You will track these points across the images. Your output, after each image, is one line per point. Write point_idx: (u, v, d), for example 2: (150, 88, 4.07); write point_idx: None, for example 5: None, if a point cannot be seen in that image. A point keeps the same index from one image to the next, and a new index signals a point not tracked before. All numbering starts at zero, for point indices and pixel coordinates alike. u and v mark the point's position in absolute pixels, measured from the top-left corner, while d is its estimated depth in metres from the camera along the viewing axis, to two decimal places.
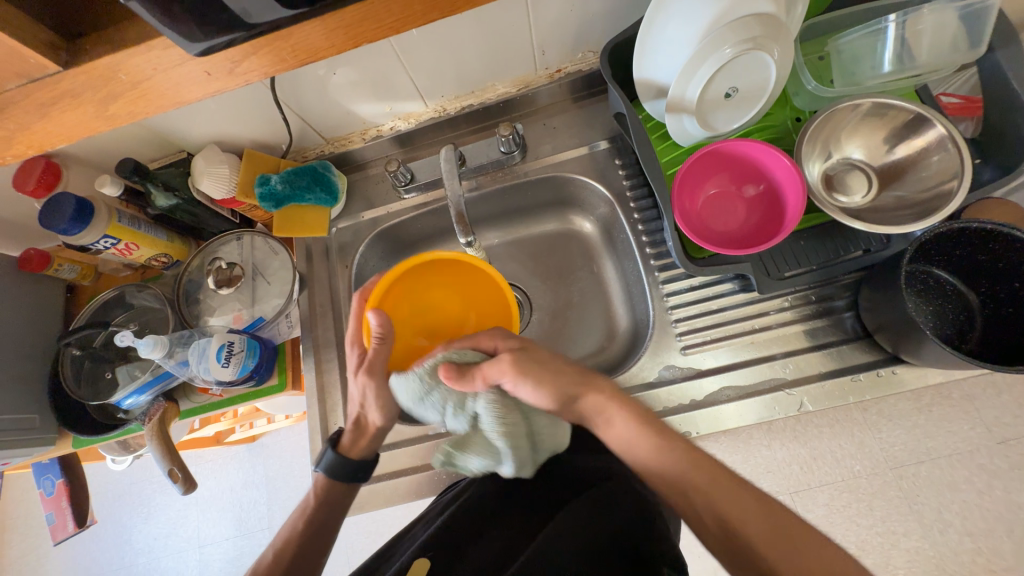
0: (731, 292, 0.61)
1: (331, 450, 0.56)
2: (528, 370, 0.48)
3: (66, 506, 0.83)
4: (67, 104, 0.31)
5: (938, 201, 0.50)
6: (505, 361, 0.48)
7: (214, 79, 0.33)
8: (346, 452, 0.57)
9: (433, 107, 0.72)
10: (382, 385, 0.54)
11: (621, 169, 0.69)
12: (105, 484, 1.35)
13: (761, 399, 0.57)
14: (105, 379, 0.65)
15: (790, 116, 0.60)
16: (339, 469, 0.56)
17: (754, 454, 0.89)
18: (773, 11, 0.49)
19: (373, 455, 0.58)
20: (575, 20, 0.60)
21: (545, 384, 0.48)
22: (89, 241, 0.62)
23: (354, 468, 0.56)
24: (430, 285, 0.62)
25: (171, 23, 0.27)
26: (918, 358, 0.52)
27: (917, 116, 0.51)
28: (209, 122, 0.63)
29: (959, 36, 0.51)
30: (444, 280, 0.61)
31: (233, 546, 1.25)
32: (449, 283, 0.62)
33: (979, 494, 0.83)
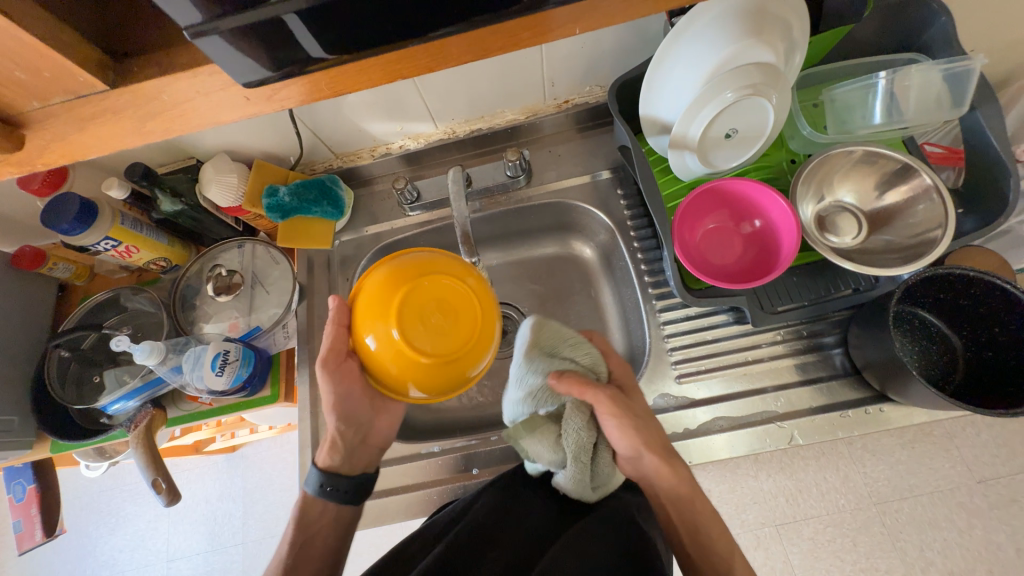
0: (725, 323, 0.63)
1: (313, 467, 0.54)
2: (626, 409, 0.52)
3: (35, 513, 0.80)
4: (107, 120, 0.32)
5: (924, 247, 0.53)
6: (607, 394, 0.52)
7: (251, 103, 0.34)
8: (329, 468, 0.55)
9: (442, 128, 0.74)
10: (342, 383, 0.53)
11: (622, 199, 0.71)
12: (73, 490, 1.30)
13: (753, 430, 0.58)
14: (92, 382, 0.64)
15: (786, 157, 0.63)
16: (322, 487, 0.54)
17: (740, 484, 0.89)
18: (773, 61, 0.52)
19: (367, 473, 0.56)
20: (585, 58, 0.63)
21: (629, 435, 0.52)
22: (89, 242, 0.61)
23: (332, 484, 0.54)
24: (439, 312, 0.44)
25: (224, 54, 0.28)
26: (905, 397, 0.53)
27: (905, 165, 0.55)
28: (222, 132, 0.64)
29: (944, 91, 0.54)
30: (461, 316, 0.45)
31: (204, 561, 1.20)
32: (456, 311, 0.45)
33: (959, 532, 0.84)
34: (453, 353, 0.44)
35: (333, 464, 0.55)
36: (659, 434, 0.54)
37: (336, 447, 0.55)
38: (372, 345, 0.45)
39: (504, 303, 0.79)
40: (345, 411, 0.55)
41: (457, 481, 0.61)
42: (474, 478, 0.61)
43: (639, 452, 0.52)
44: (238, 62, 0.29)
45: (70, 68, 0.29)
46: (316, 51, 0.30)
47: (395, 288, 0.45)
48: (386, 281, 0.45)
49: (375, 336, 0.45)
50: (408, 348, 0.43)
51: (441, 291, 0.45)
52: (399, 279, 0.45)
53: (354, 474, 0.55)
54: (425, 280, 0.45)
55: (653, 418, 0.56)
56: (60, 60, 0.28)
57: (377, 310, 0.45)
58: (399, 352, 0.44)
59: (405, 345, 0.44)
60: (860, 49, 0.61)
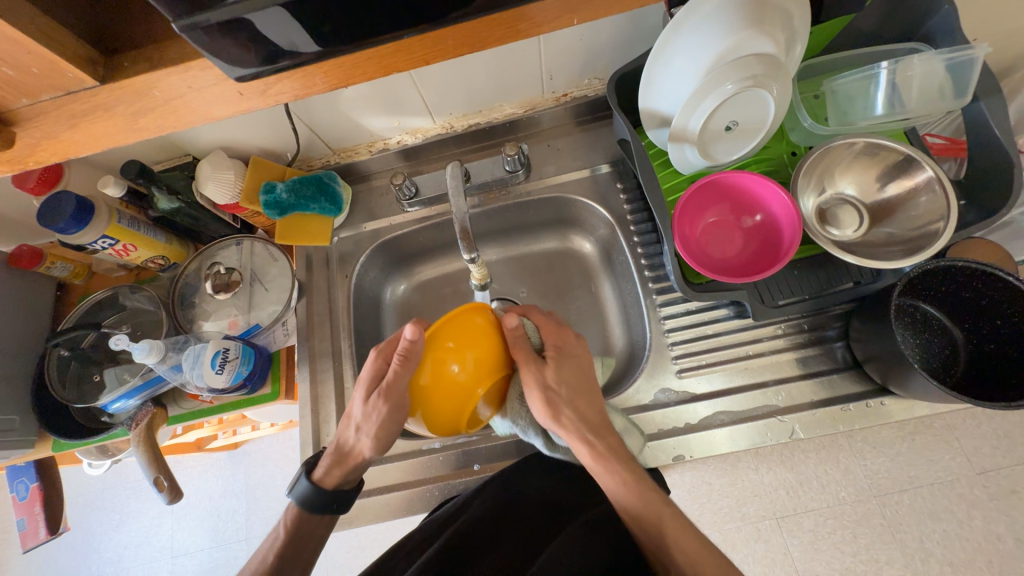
0: (725, 318, 0.62)
1: (305, 479, 0.53)
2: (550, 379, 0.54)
3: (38, 511, 0.80)
4: (99, 116, 0.31)
5: (925, 240, 0.52)
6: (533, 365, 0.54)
7: (244, 99, 0.33)
8: (322, 484, 0.54)
9: (440, 123, 0.73)
10: (396, 413, 0.52)
11: (622, 193, 0.71)
12: (77, 488, 1.31)
13: (754, 424, 0.58)
14: (92, 382, 0.64)
15: (786, 149, 0.62)
16: (324, 503, 0.53)
17: (741, 477, 0.90)
18: (773, 51, 0.51)
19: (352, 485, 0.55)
20: (584, 50, 0.62)
21: (544, 401, 0.53)
22: (87, 241, 0.61)
23: (337, 500, 0.53)
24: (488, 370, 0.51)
25: (218, 50, 0.28)
26: (906, 390, 0.53)
27: (907, 157, 0.54)
28: (218, 129, 0.63)
29: (946, 81, 0.53)
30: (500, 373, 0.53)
31: (207, 557, 1.21)
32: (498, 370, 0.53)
33: (959, 524, 0.84)
34: (486, 405, 0.54)
35: (327, 480, 0.54)
36: (583, 407, 0.55)
37: (340, 462, 0.55)
38: (423, 380, 0.50)
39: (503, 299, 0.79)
40: (389, 438, 0.53)
41: (458, 476, 0.61)
42: (475, 473, 0.61)
43: (558, 421, 0.53)
44: (229, 58, 0.29)
45: (60, 64, 0.29)
46: (309, 46, 0.30)
47: (462, 344, 0.49)
48: (461, 337, 0.50)
49: (430, 378, 0.50)
50: (452, 398, 0.50)
51: (495, 353, 0.52)
52: (469, 339, 0.50)
53: (355, 489, 0.55)
54: (485, 340, 0.51)
55: (588, 390, 0.56)
56: (50, 55, 0.28)
57: (443, 356, 0.49)
58: (449, 402, 0.50)
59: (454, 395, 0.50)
60: (861, 38, 0.60)
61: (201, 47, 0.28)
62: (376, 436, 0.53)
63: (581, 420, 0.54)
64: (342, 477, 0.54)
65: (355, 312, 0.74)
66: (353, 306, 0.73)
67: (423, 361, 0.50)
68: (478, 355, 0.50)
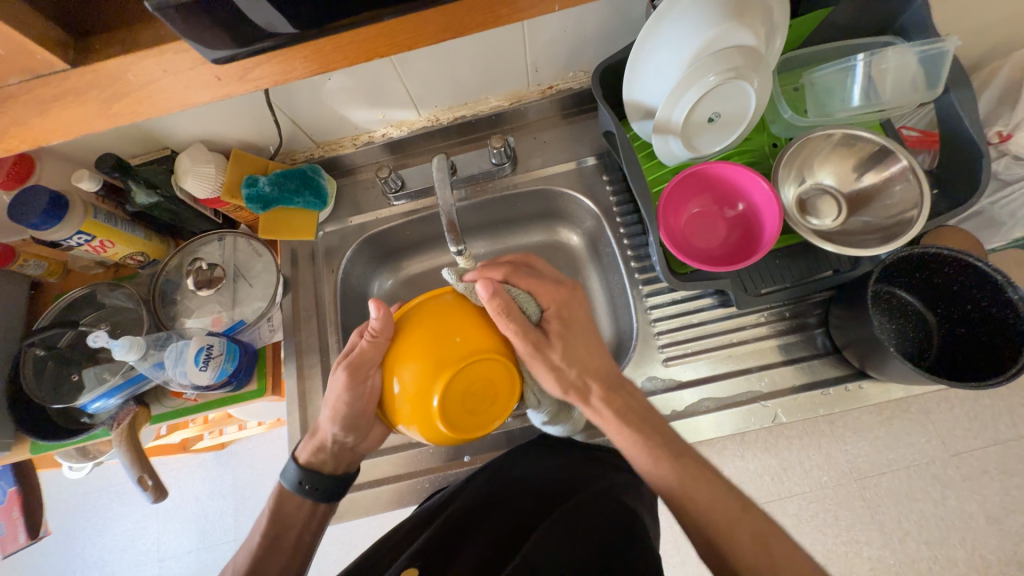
0: (710, 306, 0.64)
1: (290, 462, 0.56)
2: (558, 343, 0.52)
3: (17, 516, 0.79)
4: (71, 102, 0.31)
5: (900, 227, 0.54)
6: (519, 333, 0.47)
7: (223, 84, 0.33)
8: (308, 465, 0.56)
9: (426, 116, 0.73)
10: (359, 394, 0.49)
11: (608, 185, 0.71)
12: (57, 493, 1.27)
13: (738, 410, 0.59)
14: (70, 381, 0.62)
15: (768, 141, 0.64)
16: (300, 483, 0.55)
17: (728, 465, 0.92)
18: (754, 44, 0.52)
19: (339, 474, 0.56)
20: (568, 42, 0.62)
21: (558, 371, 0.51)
22: (62, 237, 0.59)
23: (311, 482, 0.55)
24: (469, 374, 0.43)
25: (196, 31, 0.27)
26: (882, 373, 0.55)
27: (882, 148, 0.56)
28: (198, 121, 0.62)
29: (919, 74, 0.55)
30: (488, 381, 0.44)
31: (196, 559, 1.20)
32: (485, 374, 0.44)
33: (934, 504, 0.87)
34: (470, 424, 0.45)
35: (314, 461, 0.56)
36: (594, 380, 0.53)
37: (321, 448, 0.55)
38: (399, 391, 0.44)
39: None
40: (352, 415, 0.51)
41: (450, 468, 0.62)
42: (465, 465, 0.62)
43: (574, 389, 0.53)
44: (204, 40, 0.28)
45: (27, 45, 0.28)
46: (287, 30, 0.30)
47: (442, 329, 0.44)
48: (423, 356, 0.43)
49: (398, 380, 0.44)
50: (468, 392, 0.44)
51: (483, 341, 0.44)
52: (451, 325, 0.44)
53: (333, 477, 0.55)
54: (472, 327, 0.45)
55: (586, 354, 0.54)
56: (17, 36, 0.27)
57: (411, 383, 0.43)
58: (419, 409, 0.43)
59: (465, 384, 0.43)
60: (839, 31, 0.61)
61: (174, 29, 0.27)
62: (339, 414, 0.51)
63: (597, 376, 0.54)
64: (322, 461, 0.56)
65: (342, 307, 0.73)
66: (340, 300, 0.73)
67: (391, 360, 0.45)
68: (460, 353, 0.43)
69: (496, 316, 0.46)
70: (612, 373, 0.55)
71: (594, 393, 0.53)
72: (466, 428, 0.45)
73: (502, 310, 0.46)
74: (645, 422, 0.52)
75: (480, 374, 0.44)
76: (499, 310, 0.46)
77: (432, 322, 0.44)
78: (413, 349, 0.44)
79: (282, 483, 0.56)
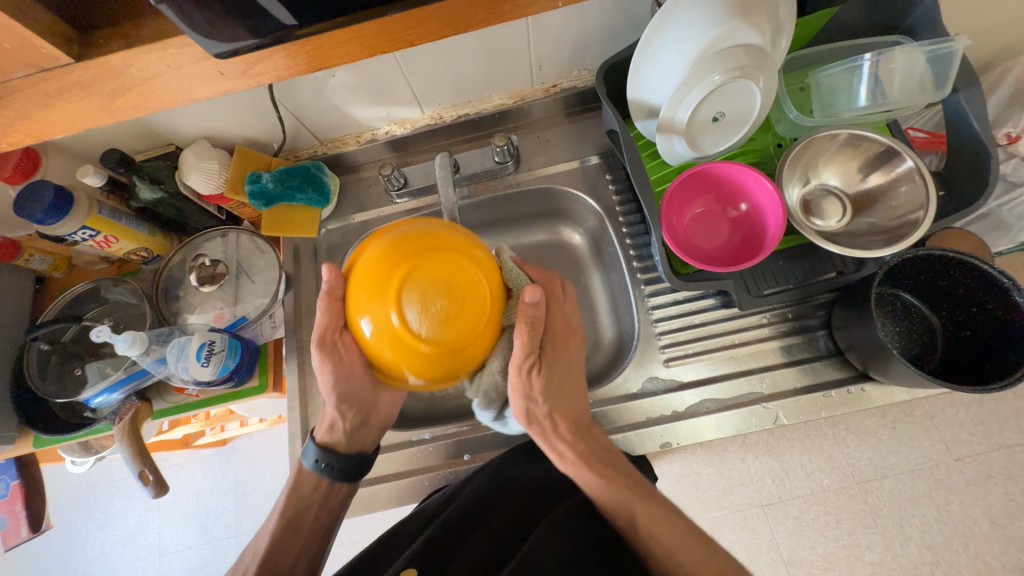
0: (712, 307, 0.63)
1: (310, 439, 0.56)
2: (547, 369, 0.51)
3: (20, 509, 0.79)
4: (75, 95, 0.31)
5: (906, 229, 0.53)
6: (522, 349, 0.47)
7: (226, 79, 0.33)
8: (326, 442, 0.56)
9: (429, 114, 0.73)
10: (339, 361, 0.50)
11: (611, 184, 0.71)
12: (61, 487, 1.28)
13: (739, 412, 0.59)
14: (73, 376, 0.62)
15: (772, 141, 0.63)
16: (318, 462, 0.55)
17: (729, 467, 0.92)
18: (759, 43, 0.52)
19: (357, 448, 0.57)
20: (572, 40, 0.62)
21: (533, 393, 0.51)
22: (66, 232, 0.59)
23: (328, 461, 0.55)
24: (433, 285, 0.40)
25: (198, 25, 0.27)
26: (885, 376, 0.54)
27: (888, 149, 0.55)
28: (202, 118, 0.62)
29: (927, 75, 0.54)
30: (455, 289, 0.40)
31: (197, 554, 1.20)
32: (450, 281, 0.40)
33: (937, 509, 0.86)
34: (452, 342, 0.40)
35: (332, 440, 0.57)
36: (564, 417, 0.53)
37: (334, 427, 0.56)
38: (370, 332, 0.42)
39: None
40: (342, 387, 0.52)
41: (450, 467, 0.62)
42: (465, 463, 0.62)
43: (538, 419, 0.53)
44: (207, 34, 0.28)
45: (31, 38, 0.28)
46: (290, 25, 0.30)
47: (393, 252, 0.41)
48: (384, 292, 0.41)
49: (368, 319, 0.42)
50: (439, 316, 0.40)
51: (437, 250, 0.41)
52: (402, 246, 0.41)
53: (350, 455, 0.56)
54: (423, 243, 0.42)
55: (567, 386, 0.54)
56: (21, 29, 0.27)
57: (380, 315, 0.41)
58: (396, 338, 0.40)
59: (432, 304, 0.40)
60: (846, 31, 0.61)
61: (177, 23, 0.27)
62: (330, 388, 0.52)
63: (571, 414, 0.53)
64: (339, 437, 0.56)
65: None
66: None
67: (355, 306, 0.43)
68: (417, 269, 0.40)
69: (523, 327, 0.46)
70: (583, 416, 0.54)
71: (563, 435, 0.52)
72: (449, 344, 0.40)
73: (530, 321, 0.46)
74: (609, 465, 0.51)
75: (437, 276, 0.40)
76: (526, 320, 0.46)
77: (384, 254, 0.42)
78: (372, 284, 0.41)
79: (303, 463, 0.56)
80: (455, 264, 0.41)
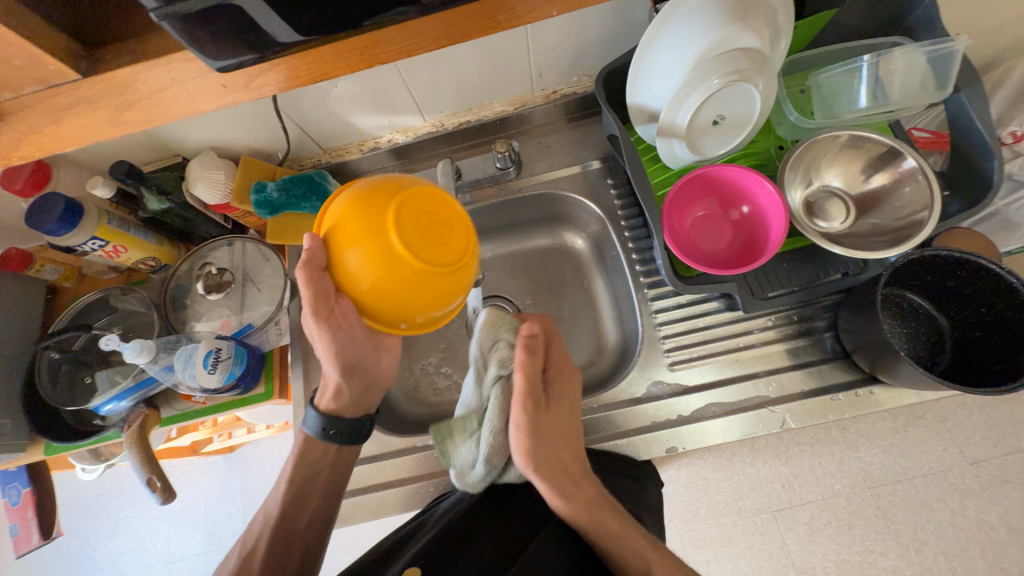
0: (717, 310, 0.63)
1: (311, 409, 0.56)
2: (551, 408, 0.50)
3: (31, 517, 0.80)
4: (83, 110, 0.32)
5: (910, 229, 0.53)
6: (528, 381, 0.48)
7: (228, 91, 0.34)
8: (327, 411, 0.56)
9: (431, 121, 0.73)
10: (337, 326, 0.49)
11: (612, 188, 0.71)
12: (71, 494, 1.29)
13: (745, 415, 0.58)
14: (83, 384, 0.63)
15: (774, 143, 0.63)
16: (323, 429, 0.55)
17: (737, 471, 0.91)
18: (758, 46, 0.52)
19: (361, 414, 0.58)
20: (572, 46, 0.63)
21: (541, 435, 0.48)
22: (76, 242, 0.61)
23: (334, 427, 0.55)
24: (411, 222, 0.41)
25: (201, 40, 0.28)
26: (893, 378, 0.54)
27: (891, 149, 0.55)
28: (208, 129, 0.63)
29: (928, 75, 0.54)
30: (431, 224, 0.42)
31: (205, 562, 1.20)
32: (426, 219, 0.42)
33: (952, 513, 0.85)
34: (437, 274, 0.42)
35: (333, 408, 0.56)
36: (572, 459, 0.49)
37: (336, 394, 0.55)
38: (356, 275, 0.42)
39: (498, 297, 0.79)
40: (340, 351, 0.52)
41: None
42: None
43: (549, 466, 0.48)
44: (209, 48, 0.29)
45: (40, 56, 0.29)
46: (290, 38, 0.30)
47: (366, 200, 0.42)
48: (363, 227, 0.41)
49: (350, 263, 0.42)
50: (424, 236, 0.41)
51: (411, 194, 0.42)
52: (374, 193, 0.42)
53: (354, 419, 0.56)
54: (394, 189, 0.43)
55: (569, 429, 0.52)
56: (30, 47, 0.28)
57: (361, 255, 0.42)
58: (381, 276, 0.41)
59: (414, 223, 0.41)
60: (845, 33, 0.61)
61: (181, 39, 0.28)
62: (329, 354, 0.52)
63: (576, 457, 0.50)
64: (339, 405, 0.56)
65: None
66: None
67: (335, 256, 0.43)
68: (392, 209, 0.41)
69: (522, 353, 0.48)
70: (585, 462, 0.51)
71: (574, 493, 0.47)
72: (434, 278, 0.42)
73: (529, 349, 0.48)
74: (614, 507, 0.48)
75: (414, 214, 0.41)
76: (525, 349, 0.48)
77: (358, 203, 0.43)
78: (349, 230, 0.42)
79: (305, 432, 0.56)
80: (428, 203, 0.43)
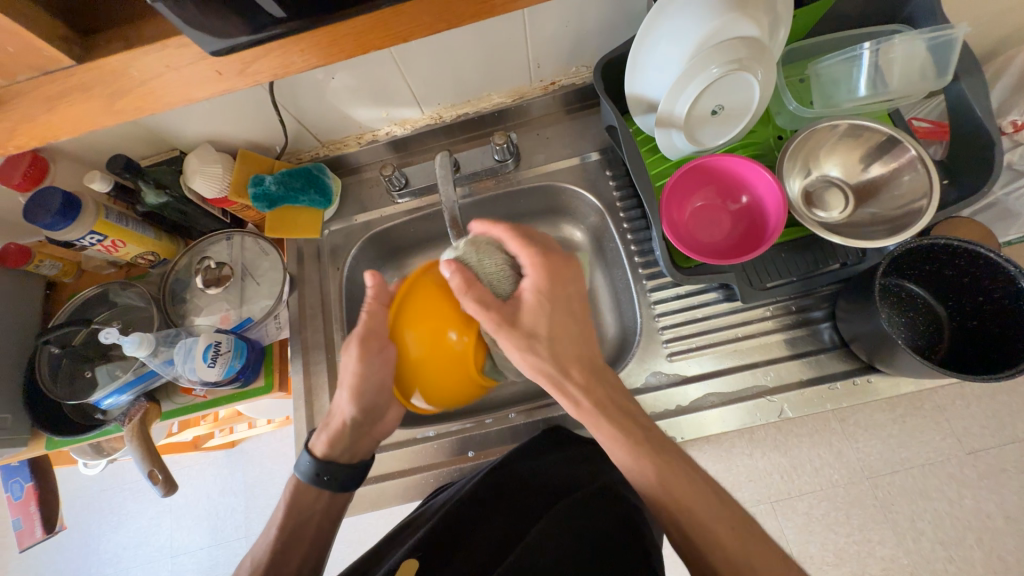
0: (715, 301, 0.63)
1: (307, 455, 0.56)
2: (545, 317, 0.50)
3: (34, 511, 0.80)
4: (78, 97, 0.31)
5: (909, 218, 0.53)
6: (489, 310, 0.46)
7: (224, 79, 0.33)
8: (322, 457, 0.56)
9: (429, 113, 0.73)
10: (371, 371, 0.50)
11: (611, 180, 0.71)
12: (75, 490, 1.30)
13: (743, 405, 0.59)
14: (84, 378, 0.63)
15: (773, 133, 0.63)
16: (317, 474, 0.55)
17: (737, 463, 0.91)
18: (756, 35, 0.52)
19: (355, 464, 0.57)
20: (570, 36, 0.62)
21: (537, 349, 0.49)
22: (74, 236, 0.60)
23: (329, 473, 0.55)
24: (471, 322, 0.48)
25: (194, 23, 0.28)
26: (891, 367, 0.54)
27: (889, 138, 0.55)
28: (206, 122, 0.63)
29: (928, 63, 0.54)
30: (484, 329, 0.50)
31: (208, 555, 1.21)
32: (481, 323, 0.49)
33: (949, 503, 0.85)
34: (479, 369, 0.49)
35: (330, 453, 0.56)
36: (574, 363, 0.51)
37: (336, 439, 0.56)
38: (415, 352, 0.47)
39: None
40: (367, 391, 0.52)
41: (454, 464, 0.62)
42: (470, 460, 0.62)
43: (556, 370, 0.50)
44: (203, 32, 0.29)
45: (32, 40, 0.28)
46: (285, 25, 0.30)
47: (438, 290, 0.48)
48: (425, 312, 0.47)
49: (412, 345, 0.47)
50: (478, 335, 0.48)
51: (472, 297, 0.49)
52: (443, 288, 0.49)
53: (349, 466, 0.56)
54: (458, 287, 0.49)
55: (574, 336, 0.52)
56: (23, 33, 0.28)
57: (428, 339, 0.47)
58: (438, 362, 0.47)
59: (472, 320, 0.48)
60: (846, 21, 0.60)
61: (177, 20, 0.28)
62: (354, 392, 0.52)
63: (588, 358, 0.52)
64: (335, 450, 0.56)
65: (348, 304, 0.74)
66: (346, 297, 0.73)
67: (402, 332, 0.48)
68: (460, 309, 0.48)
69: (478, 307, 0.46)
70: (591, 357, 0.53)
71: (573, 380, 0.51)
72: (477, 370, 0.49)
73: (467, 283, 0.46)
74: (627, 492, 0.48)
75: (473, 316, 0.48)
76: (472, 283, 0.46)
77: (429, 292, 0.48)
78: (421, 314, 0.48)
79: (299, 476, 0.56)
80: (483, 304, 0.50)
